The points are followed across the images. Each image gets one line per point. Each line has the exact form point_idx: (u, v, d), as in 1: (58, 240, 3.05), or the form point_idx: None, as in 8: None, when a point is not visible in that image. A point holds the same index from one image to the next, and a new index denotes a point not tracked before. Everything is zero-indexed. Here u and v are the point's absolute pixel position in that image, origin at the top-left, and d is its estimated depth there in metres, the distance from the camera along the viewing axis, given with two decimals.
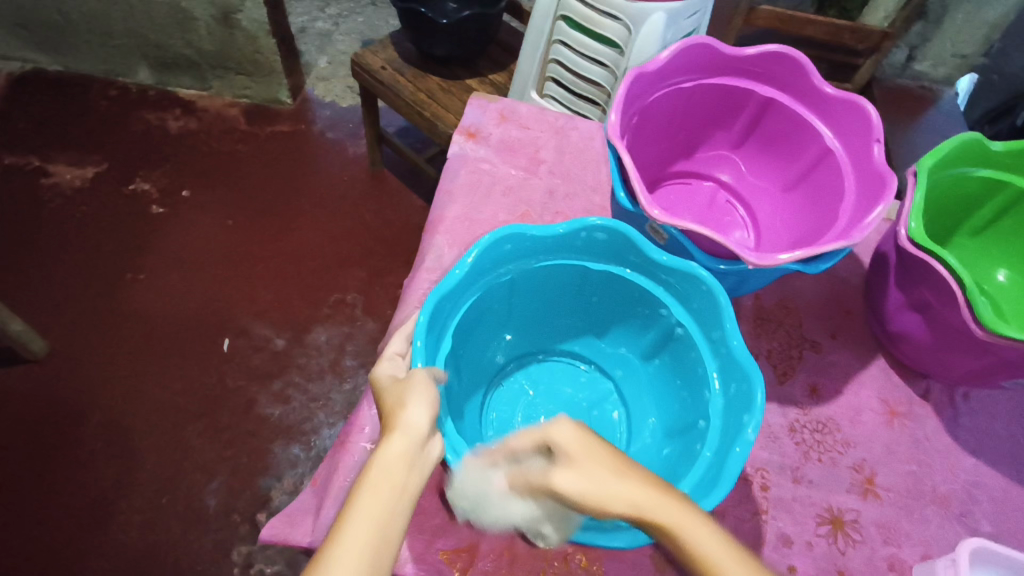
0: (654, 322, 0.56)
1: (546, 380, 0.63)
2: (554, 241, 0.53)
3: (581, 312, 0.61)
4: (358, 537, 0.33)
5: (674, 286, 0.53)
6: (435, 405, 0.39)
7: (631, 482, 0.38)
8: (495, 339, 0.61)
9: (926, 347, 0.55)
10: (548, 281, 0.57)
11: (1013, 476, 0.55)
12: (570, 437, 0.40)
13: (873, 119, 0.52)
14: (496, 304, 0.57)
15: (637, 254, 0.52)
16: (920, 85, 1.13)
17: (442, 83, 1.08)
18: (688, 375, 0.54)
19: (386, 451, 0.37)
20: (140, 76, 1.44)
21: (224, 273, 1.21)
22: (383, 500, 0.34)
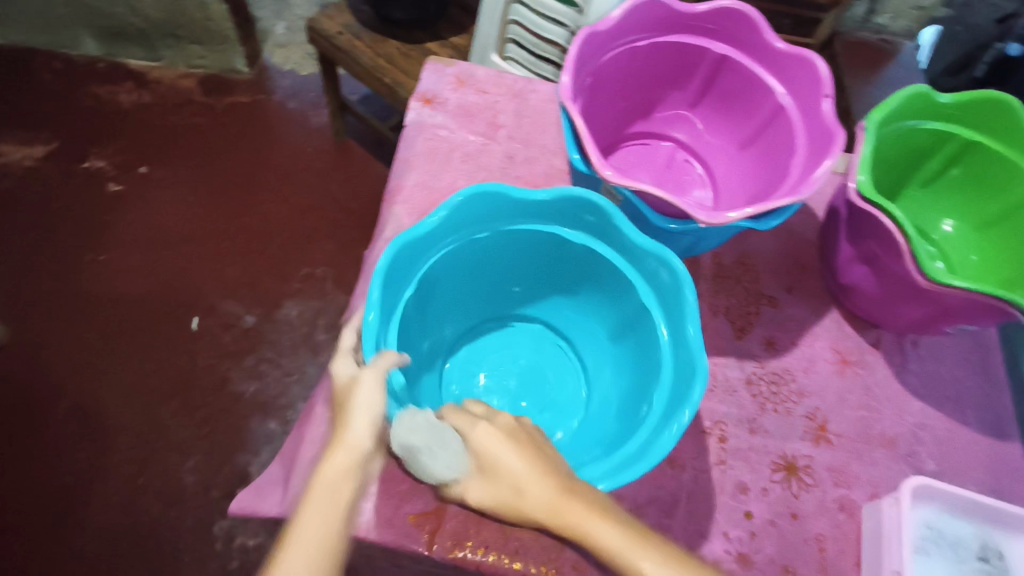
0: (622, 301, 0.57)
1: (513, 343, 0.65)
2: (524, 208, 0.53)
3: (555, 281, 0.61)
4: (303, 551, 0.33)
5: (646, 270, 0.53)
6: (380, 416, 0.39)
7: (550, 486, 0.40)
8: (461, 303, 0.61)
9: (876, 297, 0.57)
10: (521, 247, 0.57)
11: (958, 417, 0.58)
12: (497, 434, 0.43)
13: (822, 74, 0.53)
14: (456, 269, 0.57)
15: (605, 226, 0.52)
16: (881, 38, 1.12)
17: (401, 47, 1.05)
18: (645, 358, 0.54)
19: (330, 470, 0.37)
20: (88, 48, 1.37)
21: (188, 251, 1.19)
22: (329, 518, 0.35)
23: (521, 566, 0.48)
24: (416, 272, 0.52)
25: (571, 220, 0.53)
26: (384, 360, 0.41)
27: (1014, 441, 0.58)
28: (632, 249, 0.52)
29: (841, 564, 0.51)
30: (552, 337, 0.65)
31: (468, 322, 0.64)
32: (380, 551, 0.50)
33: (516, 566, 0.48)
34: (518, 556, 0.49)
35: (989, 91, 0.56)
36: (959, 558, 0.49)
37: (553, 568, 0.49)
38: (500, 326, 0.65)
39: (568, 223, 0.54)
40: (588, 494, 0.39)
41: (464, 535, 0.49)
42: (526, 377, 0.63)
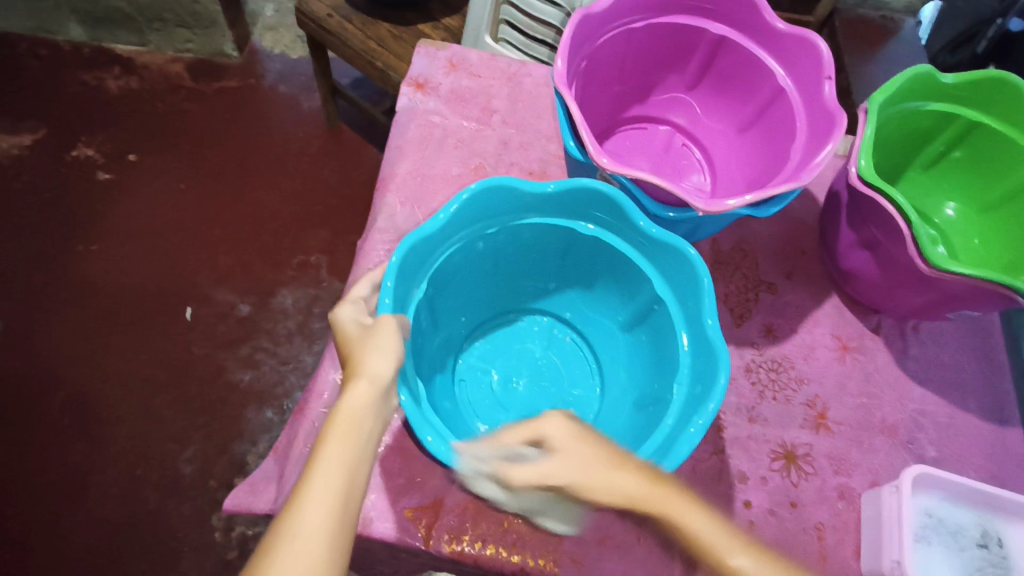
0: (633, 291, 0.56)
1: (550, 335, 0.64)
2: (605, 215, 0.52)
3: (610, 297, 0.59)
4: (331, 477, 0.36)
5: (661, 262, 0.52)
6: (400, 352, 0.42)
7: (637, 485, 0.42)
8: (523, 279, 0.61)
9: (876, 283, 0.56)
10: (530, 241, 0.56)
11: (958, 402, 0.58)
12: (563, 436, 0.45)
13: (824, 55, 0.51)
14: (518, 248, 0.57)
15: (661, 245, 0.50)
16: (881, 15, 1.06)
17: (393, 29, 1.03)
18: (661, 356, 0.53)
19: (354, 399, 0.40)
20: (72, 33, 1.34)
21: (180, 240, 1.17)
22: (355, 448, 0.38)
23: (520, 559, 0.48)
24: (475, 237, 0.53)
25: (629, 234, 0.52)
26: (395, 315, 0.43)
27: (1015, 426, 0.57)
28: (680, 277, 0.51)
29: (840, 553, 0.51)
30: (566, 332, 0.64)
31: (517, 301, 0.64)
32: (377, 544, 0.50)
33: (515, 559, 0.48)
34: (516, 548, 0.49)
35: (992, 70, 0.54)
36: (960, 545, 0.49)
37: (551, 561, 0.48)
38: (504, 321, 0.64)
39: (629, 236, 0.52)
40: (672, 482, 0.42)
41: (461, 529, 0.49)
42: (541, 371, 0.62)
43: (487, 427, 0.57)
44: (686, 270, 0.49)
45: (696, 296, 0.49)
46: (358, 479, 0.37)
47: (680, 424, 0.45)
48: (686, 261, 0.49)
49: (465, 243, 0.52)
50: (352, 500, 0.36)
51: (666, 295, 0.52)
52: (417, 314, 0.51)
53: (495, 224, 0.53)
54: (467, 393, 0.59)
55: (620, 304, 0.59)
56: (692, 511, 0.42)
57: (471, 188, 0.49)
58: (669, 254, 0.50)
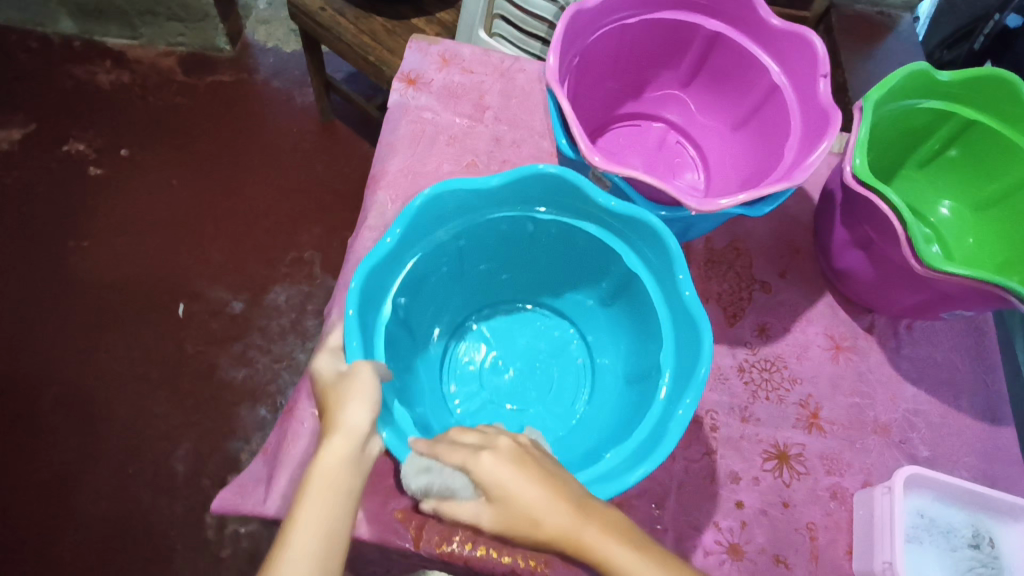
0: (620, 283, 0.56)
1: (562, 347, 0.62)
2: (652, 254, 0.51)
3: (633, 342, 0.56)
4: (302, 549, 0.33)
5: (648, 257, 0.51)
6: (377, 399, 0.40)
7: (562, 511, 0.36)
8: (569, 280, 0.60)
9: (870, 282, 0.56)
10: (516, 234, 0.55)
11: (951, 402, 0.57)
12: (504, 457, 0.38)
13: (820, 53, 0.51)
14: (560, 246, 0.56)
15: (687, 313, 0.48)
16: (878, 10, 1.05)
17: (387, 23, 1.02)
18: (648, 352, 0.53)
19: (328, 453, 0.37)
20: (63, 26, 1.33)
21: (173, 236, 1.16)
22: (328, 509, 0.35)
23: (510, 560, 0.48)
24: (524, 219, 0.53)
25: (653, 260, 0.51)
26: (373, 362, 0.41)
27: (1007, 426, 0.57)
28: (687, 352, 0.47)
29: (831, 553, 0.51)
30: (554, 321, 0.63)
31: (506, 292, 0.63)
32: (367, 545, 0.50)
33: (506, 560, 0.48)
34: (507, 550, 0.48)
35: (988, 68, 0.54)
36: (951, 546, 0.49)
37: (542, 562, 0.48)
38: (494, 310, 0.64)
39: (649, 260, 0.51)
40: (601, 514, 0.36)
41: (452, 530, 0.48)
42: (533, 370, 0.61)
43: (457, 391, 0.59)
44: (694, 348, 0.46)
45: (688, 377, 0.45)
46: (331, 544, 0.34)
47: (648, 441, 0.45)
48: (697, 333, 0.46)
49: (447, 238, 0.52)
50: (326, 574, 0.33)
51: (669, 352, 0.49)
52: (436, 257, 0.53)
53: (544, 213, 0.53)
54: (460, 349, 0.62)
55: (636, 355, 0.55)
56: (615, 542, 0.35)
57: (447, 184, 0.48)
58: (688, 323, 0.48)
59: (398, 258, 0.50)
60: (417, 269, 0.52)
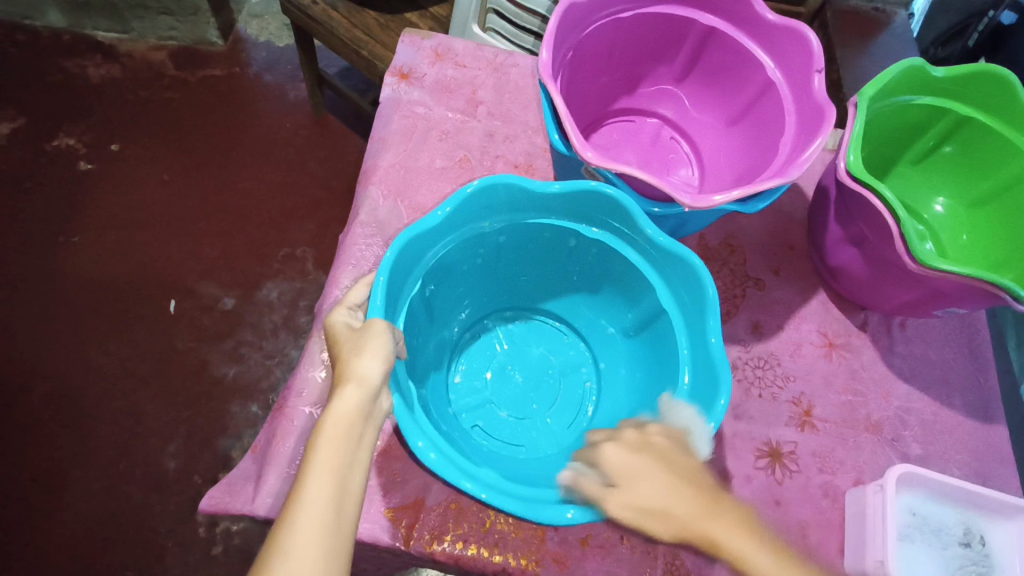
0: (639, 301, 0.55)
1: (574, 367, 0.61)
2: (687, 296, 0.50)
3: (646, 377, 0.55)
4: (318, 492, 0.35)
5: (663, 266, 0.51)
6: (391, 354, 0.41)
7: (694, 511, 0.44)
8: (594, 298, 0.60)
9: (863, 280, 0.56)
10: (535, 241, 0.55)
11: (943, 400, 0.57)
12: (623, 464, 0.45)
13: (814, 47, 0.51)
14: (595, 261, 0.56)
15: (709, 361, 0.47)
16: (873, 7, 1.04)
17: (380, 17, 1.01)
18: (661, 366, 0.53)
19: (341, 402, 0.39)
20: (52, 19, 1.31)
21: (163, 232, 1.15)
22: (342, 452, 0.37)
23: (502, 559, 0.48)
24: (570, 232, 0.53)
25: (680, 291, 0.51)
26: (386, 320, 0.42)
27: (999, 423, 0.57)
28: (703, 401, 0.46)
29: (824, 551, 0.50)
30: (567, 336, 0.63)
31: (524, 299, 0.63)
32: (358, 543, 0.49)
33: (497, 559, 0.48)
34: (498, 549, 0.48)
35: (985, 63, 0.53)
36: (942, 544, 0.49)
37: (534, 561, 0.48)
38: (511, 315, 0.63)
39: (679, 296, 0.51)
40: (728, 511, 0.44)
41: (443, 529, 0.48)
42: (539, 382, 0.60)
43: (461, 383, 0.59)
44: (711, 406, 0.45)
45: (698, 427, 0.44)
46: (346, 483, 0.36)
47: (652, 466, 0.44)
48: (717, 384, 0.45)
49: (464, 240, 0.51)
50: (337, 506, 0.35)
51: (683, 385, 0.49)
52: (472, 245, 0.53)
53: (569, 222, 0.52)
54: (476, 343, 0.61)
55: (645, 391, 0.54)
56: (749, 540, 0.43)
57: (474, 184, 0.47)
58: (708, 371, 0.47)
59: (440, 235, 0.49)
60: (433, 267, 0.51)
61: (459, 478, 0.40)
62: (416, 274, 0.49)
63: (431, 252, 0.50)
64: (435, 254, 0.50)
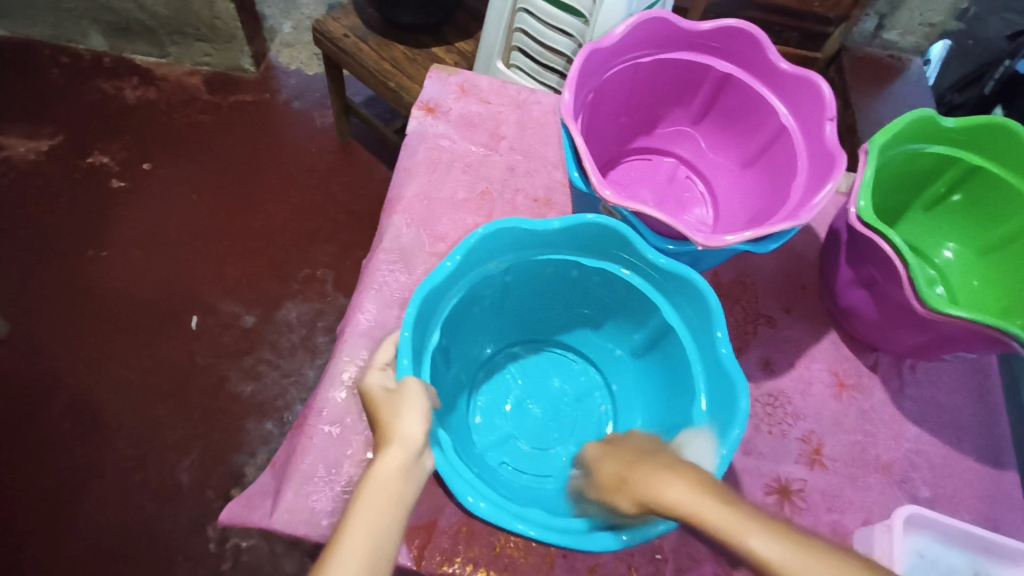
0: (646, 323, 0.57)
1: (588, 393, 0.61)
2: (692, 314, 0.52)
3: (659, 397, 0.56)
4: (360, 548, 0.34)
5: (673, 292, 0.53)
6: (427, 413, 0.42)
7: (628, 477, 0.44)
8: (604, 324, 0.61)
9: (873, 321, 0.57)
10: (547, 275, 0.56)
11: (953, 444, 0.58)
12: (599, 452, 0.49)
13: (826, 96, 0.53)
14: (602, 291, 0.57)
15: (722, 372, 0.48)
16: (889, 54, 1.08)
17: (408, 51, 1.05)
18: (675, 383, 0.54)
19: (387, 463, 0.39)
20: (93, 42, 1.37)
21: (189, 249, 1.19)
22: (388, 515, 0.37)
23: None
24: (573, 265, 0.55)
25: (689, 314, 0.52)
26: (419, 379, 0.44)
27: (1010, 469, 0.57)
28: (721, 413, 0.47)
29: None
30: (577, 363, 0.63)
31: (533, 332, 0.64)
32: None
33: None
34: (507, 573, 0.49)
35: (993, 115, 0.55)
36: None
37: None
38: (521, 351, 0.63)
39: (687, 316, 0.52)
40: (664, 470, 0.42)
41: (454, 551, 0.49)
42: (556, 414, 0.60)
43: (482, 423, 0.58)
44: (729, 409, 0.46)
45: (720, 435, 0.45)
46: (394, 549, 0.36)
47: None
48: (733, 390, 0.46)
49: (482, 276, 0.53)
50: (377, 574, 0.34)
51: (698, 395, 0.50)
52: (484, 287, 0.55)
53: (580, 254, 0.54)
54: (491, 380, 0.61)
55: (659, 410, 0.55)
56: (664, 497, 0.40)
57: (482, 229, 0.49)
58: (723, 381, 0.48)
59: (455, 279, 0.51)
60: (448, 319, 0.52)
61: (512, 521, 0.41)
62: (436, 317, 0.50)
63: (449, 301, 0.51)
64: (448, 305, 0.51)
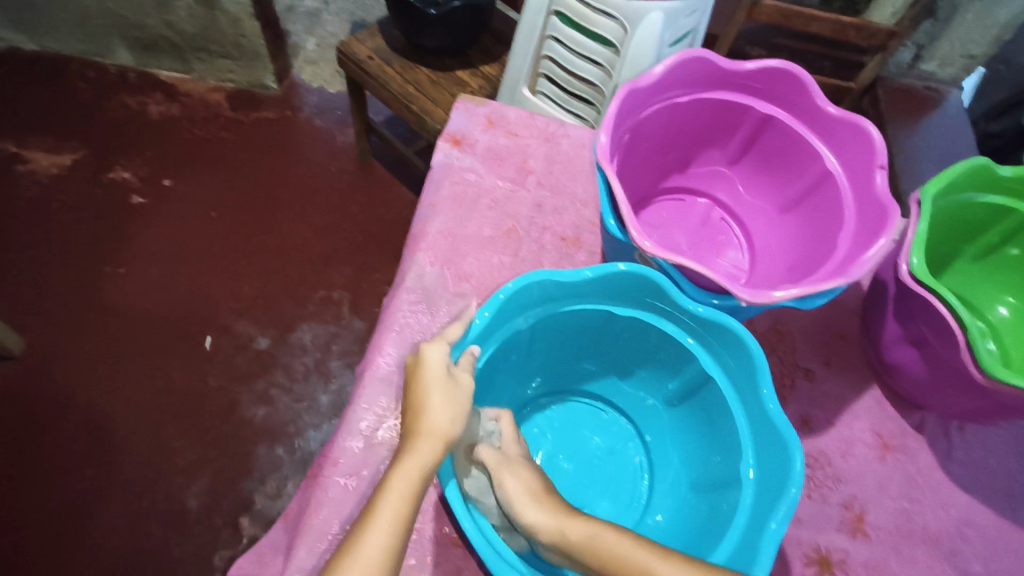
0: (681, 372, 0.54)
1: (620, 443, 0.58)
2: (734, 365, 0.49)
3: (702, 451, 0.53)
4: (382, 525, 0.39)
5: (712, 344, 0.50)
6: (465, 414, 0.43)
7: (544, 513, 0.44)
8: (632, 373, 0.58)
9: (922, 381, 0.54)
10: (574, 324, 0.54)
11: (1006, 514, 0.54)
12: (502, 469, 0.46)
13: (877, 143, 0.50)
14: (636, 339, 0.55)
15: (771, 428, 0.45)
16: (926, 85, 1.06)
17: (432, 74, 1.04)
18: (718, 435, 0.51)
19: (416, 456, 0.41)
20: (119, 57, 1.38)
21: (206, 268, 1.18)
22: (405, 492, 0.40)
23: None
24: (606, 313, 0.52)
25: (731, 367, 0.49)
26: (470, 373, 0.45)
27: None
28: (774, 473, 0.44)
29: None
30: (605, 411, 0.60)
31: (559, 383, 0.61)
32: None
33: None
34: None
35: None
36: None
37: None
38: (547, 402, 0.60)
39: (727, 366, 0.49)
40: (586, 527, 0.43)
41: None
42: (590, 468, 0.57)
43: None
44: (782, 470, 0.42)
45: (773, 499, 0.42)
46: (403, 532, 0.39)
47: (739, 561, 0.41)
48: (785, 450, 0.42)
49: (511, 328, 0.50)
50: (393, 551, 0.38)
51: (746, 449, 0.47)
52: (511, 342, 0.52)
53: (612, 304, 0.52)
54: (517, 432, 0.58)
55: (704, 464, 0.52)
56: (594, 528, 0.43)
57: (515, 282, 0.47)
58: (773, 438, 0.44)
59: (484, 337, 0.49)
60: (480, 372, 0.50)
61: None
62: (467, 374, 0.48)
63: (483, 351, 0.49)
64: (484, 357, 0.49)
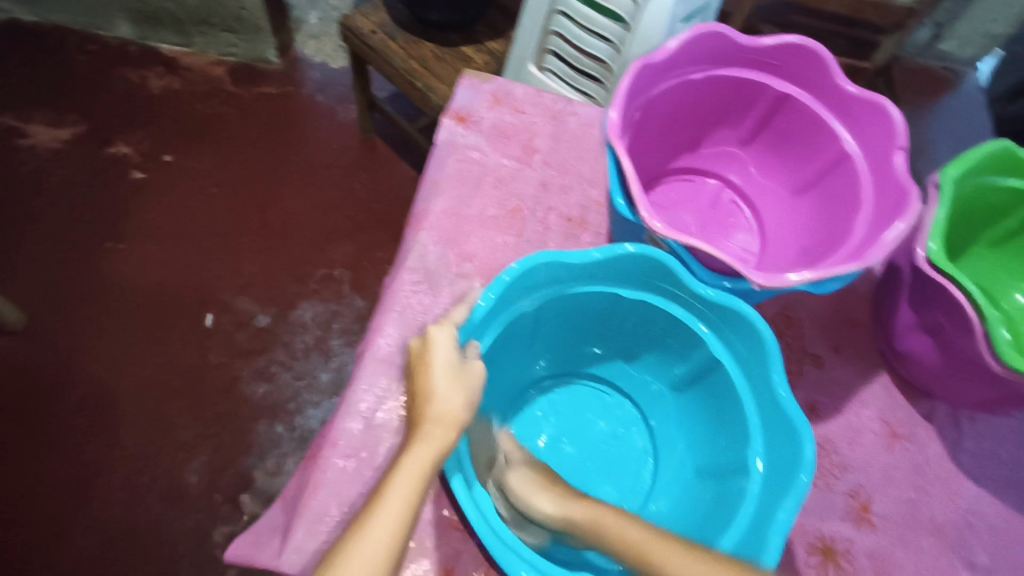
0: (688, 357, 0.53)
1: (625, 428, 0.57)
2: (744, 350, 0.47)
3: (708, 437, 0.52)
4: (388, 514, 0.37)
5: (722, 328, 0.48)
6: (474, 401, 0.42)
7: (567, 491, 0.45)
8: (638, 356, 0.58)
9: (934, 370, 0.52)
10: (580, 306, 0.53)
11: (1014, 505, 0.53)
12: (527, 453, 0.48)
13: (897, 123, 0.48)
14: (643, 323, 0.54)
15: (781, 416, 0.44)
16: (943, 66, 1.03)
17: (436, 50, 1.01)
18: (726, 423, 0.50)
19: (427, 442, 0.40)
20: (120, 31, 1.36)
21: (206, 244, 1.17)
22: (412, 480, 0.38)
23: None
24: (612, 295, 0.51)
25: (741, 352, 0.48)
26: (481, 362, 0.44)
27: None
28: (783, 462, 0.43)
29: None
30: (610, 394, 0.59)
31: (561, 365, 0.60)
32: None
33: None
34: None
35: None
36: None
37: None
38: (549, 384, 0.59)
39: (738, 352, 0.48)
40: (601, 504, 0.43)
41: None
42: (593, 452, 0.56)
43: None
44: (792, 458, 0.42)
45: (783, 489, 0.41)
46: (410, 522, 0.38)
47: (745, 551, 0.40)
48: (796, 438, 0.42)
49: (516, 310, 0.49)
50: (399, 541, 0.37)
51: (755, 435, 0.46)
52: (516, 324, 0.51)
53: (618, 285, 0.51)
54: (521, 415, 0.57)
55: (710, 450, 0.52)
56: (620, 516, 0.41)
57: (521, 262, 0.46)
58: (783, 426, 0.43)
59: (489, 319, 0.48)
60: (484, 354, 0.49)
61: None
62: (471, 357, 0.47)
63: (488, 333, 0.48)
64: (488, 338, 0.48)
